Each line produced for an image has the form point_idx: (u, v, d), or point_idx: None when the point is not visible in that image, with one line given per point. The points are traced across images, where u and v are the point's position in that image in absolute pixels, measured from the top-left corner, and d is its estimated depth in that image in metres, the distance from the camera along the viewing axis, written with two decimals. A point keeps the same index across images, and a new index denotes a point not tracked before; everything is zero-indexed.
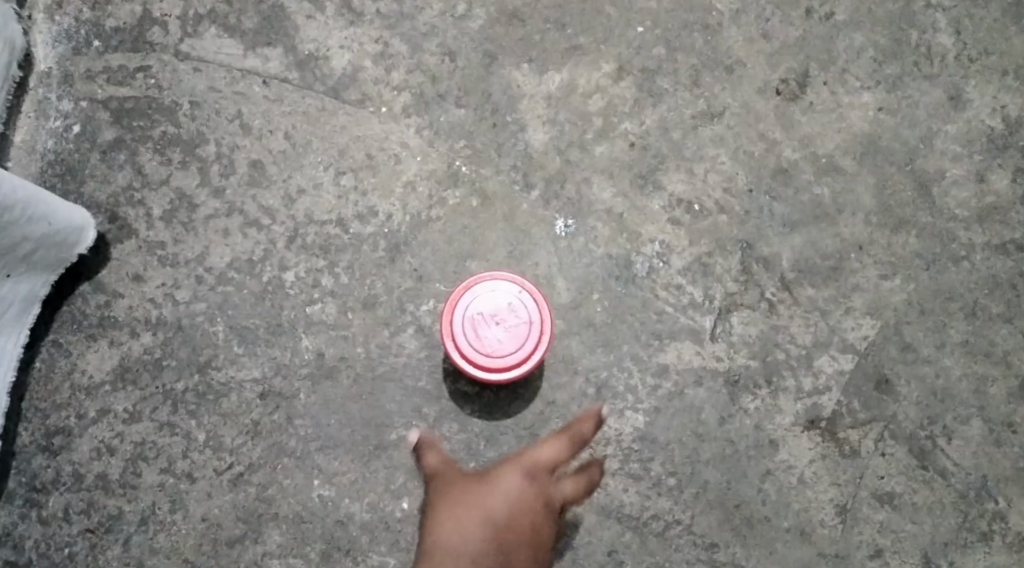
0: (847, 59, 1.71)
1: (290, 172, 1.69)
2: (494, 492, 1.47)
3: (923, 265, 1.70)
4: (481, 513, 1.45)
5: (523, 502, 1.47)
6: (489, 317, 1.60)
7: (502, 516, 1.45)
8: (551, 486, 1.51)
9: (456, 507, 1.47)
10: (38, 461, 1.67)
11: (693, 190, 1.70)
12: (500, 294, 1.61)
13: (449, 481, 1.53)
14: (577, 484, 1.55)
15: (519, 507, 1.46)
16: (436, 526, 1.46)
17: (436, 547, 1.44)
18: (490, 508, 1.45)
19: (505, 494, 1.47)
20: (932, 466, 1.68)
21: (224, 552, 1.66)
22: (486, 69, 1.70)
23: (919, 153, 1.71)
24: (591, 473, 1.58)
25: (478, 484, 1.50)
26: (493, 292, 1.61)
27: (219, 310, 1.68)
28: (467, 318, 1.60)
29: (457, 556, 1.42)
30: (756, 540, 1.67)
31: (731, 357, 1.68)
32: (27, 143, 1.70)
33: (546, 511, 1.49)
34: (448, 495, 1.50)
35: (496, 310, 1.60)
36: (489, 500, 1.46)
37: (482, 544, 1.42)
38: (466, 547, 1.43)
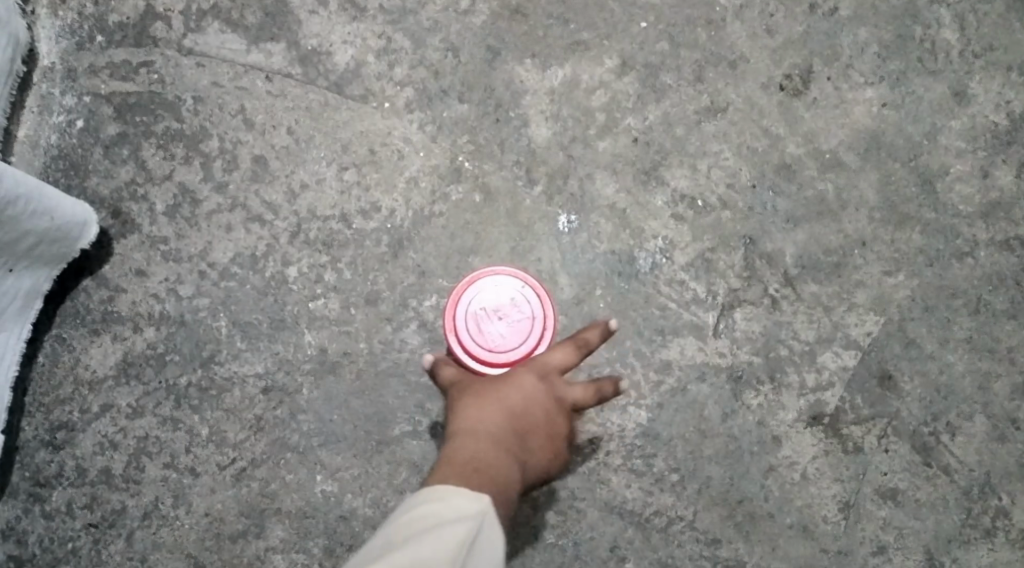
0: (851, 54, 1.71)
1: (293, 167, 1.69)
2: (511, 375, 1.55)
3: (927, 261, 1.69)
4: (496, 398, 1.52)
5: (539, 397, 1.54)
6: (491, 311, 1.61)
7: (524, 389, 1.54)
8: (561, 388, 1.56)
9: (472, 393, 1.53)
10: (41, 455, 1.67)
11: (696, 186, 1.69)
12: (503, 289, 1.62)
13: (467, 382, 1.55)
14: (587, 391, 1.56)
15: (538, 388, 1.54)
16: (460, 415, 1.51)
17: (462, 431, 1.49)
18: (508, 386, 1.53)
19: (525, 383, 1.54)
20: (936, 462, 1.68)
21: (227, 547, 1.66)
22: (489, 64, 1.70)
23: (923, 149, 1.70)
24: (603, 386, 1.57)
25: (496, 380, 1.55)
26: (496, 286, 1.62)
27: (222, 305, 1.68)
28: (469, 311, 1.61)
29: (479, 435, 1.47)
30: (759, 536, 1.67)
31: (734, 353, 1.68)
32: (30, 138, 1.70)
33: (557, 407, 1.55)
34: (468, 396, 1.53)
35: (499, 305, 1.61)
36: (506, 389, 1.53)
37: (502, 422, 1.50)
38: (487, 431, 1.48)
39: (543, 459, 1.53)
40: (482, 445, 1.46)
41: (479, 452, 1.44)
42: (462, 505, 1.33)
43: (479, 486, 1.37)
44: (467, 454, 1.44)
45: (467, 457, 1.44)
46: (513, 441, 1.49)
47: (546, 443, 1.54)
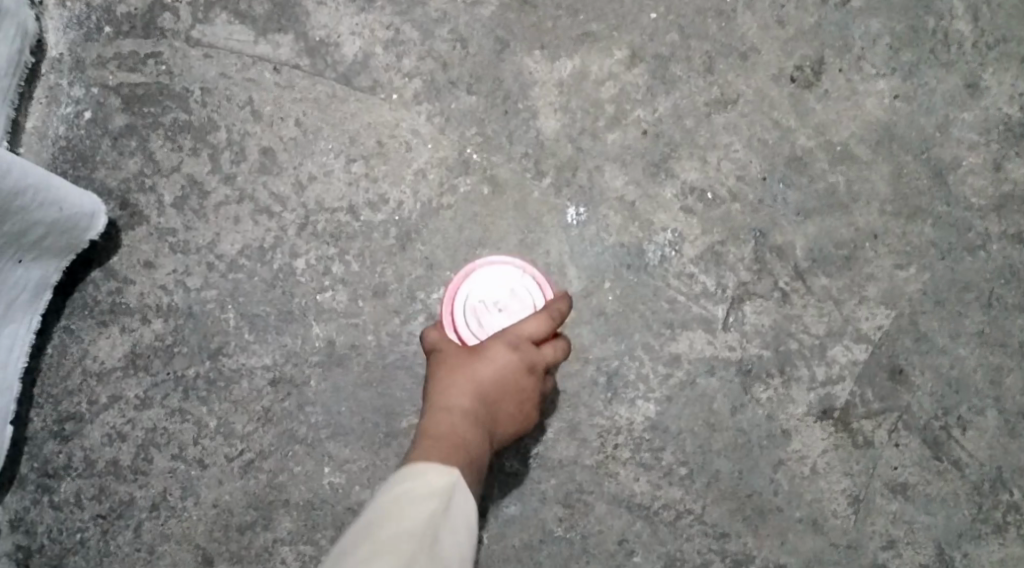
0: (863, 46, 1.69)
1: (301, 159, 1.69)
2: (484, 343, 1.56)
3: (939, 254, 1.68)
4: (465, 372, 1.53)
5: (512, 368, 1.54)
6: (491, 303, 1.65)
7: (494, 363, 1.53)
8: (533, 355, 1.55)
9: (446, 365, 1.55)
10: (50, 446, 1.67)
11: (706, 178, 1.68)
12: (501, 279, 1.65)
13: (444, 351, 1.57)
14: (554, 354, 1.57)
15: (510, 358, 1.54)
16: (434, 389, 1.54)
17: (433, 409, 1.51)
18: (481, 359, 1.54)
19: (499, 352, 1.54)
20: (946, 457, 1.67)
21: (236, 538, 1.66)
22: (498, 55, 1.69)
23: (935, 141, 1.69)
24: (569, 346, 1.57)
25: (470, 349, 1.56)
26: (493, 278, 1.66)
27: (230, 298, 1.68)
28: (466, 305, 1.65)
29: (449, 416, 1.49)
30: (768, 530, 1.66)
31: (743, 347, 1.67)
32: (38, 129, 1.70)
33: (528, 376, 1.55)
34: (444, 368, 1.55)
35: (495, 297, 1.65)
36: (478, 362, 1.54)
37: (472, 399, 1.51)
38: (457, 410, 1.50)
39: (516, 426, 1.54)
40: (452, 425, 1.49)
41: (448, 434, 1.47)
42: (433, 477, 1.40)
43: (449, 462, 1.42)
44: (436, 437, 1.47)
45: (437, 438, 1.47)
46: (482, 416, 1.51)
47: (520, 413, 1.54)
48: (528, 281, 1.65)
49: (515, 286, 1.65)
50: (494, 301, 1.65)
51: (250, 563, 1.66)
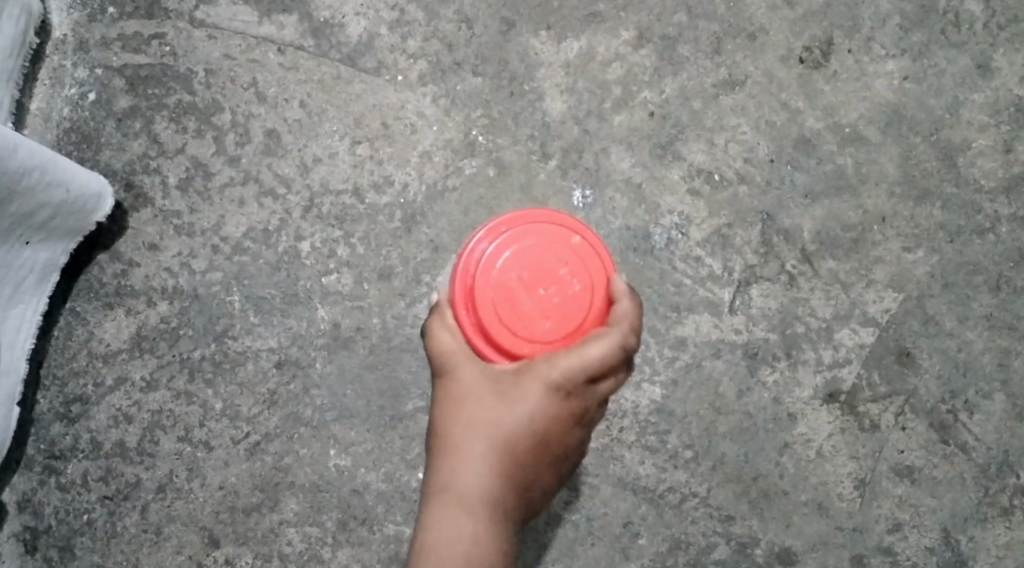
0: (873, 26, 1.68)
1: (306, 141, 1.68)
2: (507, 392, 1.46)
3: (947, 237, 1.67)
4: (486, 430, 1.47)
5: (539, 424, 1.47)
6: (528, 270, 1.44)
7: (521, 420, 1.47)
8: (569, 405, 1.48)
9: (462, 414, 1.48)
10: (56, 428, 1.67)
11: (713, 160, 1.67)
12: (544, 241, 1.45)
13: (459, 391, 1.48)
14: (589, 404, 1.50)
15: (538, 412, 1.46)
16: (449, 443, 1.48)
17: (448, 477, 1.47)
18: (502, 414, 1.47)
19: (525, 408, 1.46)
20: (953, 440, 1.66)
21: (241, 520, 1.66)
22: (503, 36, 1.68)
23: (944, 123, 1.67)
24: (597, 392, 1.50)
25: (491, 400, 1.47)
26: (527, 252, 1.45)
27: (235, 280, 1.68)
28: (490, 271, 1.44)
29: (465, 492, 1.45)
30: (773, 513, 1.66)
31: (750, 330, 1.66)
32: (42, 111, 1.69)
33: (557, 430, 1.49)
34: (461, 417, 1.48)
35: (527, 265, 1.44)
36: (508, 415, 1.47)
37: (494, 469, 1.47)
38: (476, 484, 1.46)
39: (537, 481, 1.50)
40: (465, 496, 1.45)
41: (467, 523, 1.44)
42: None
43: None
44: (455, 528, 1.44)
45: (454, 530, 1.44)
46: (503, 483, 1.47)
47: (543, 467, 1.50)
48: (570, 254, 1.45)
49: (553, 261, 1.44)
50: (527, 280, 1.44)
51: (256, 544, 1.66)
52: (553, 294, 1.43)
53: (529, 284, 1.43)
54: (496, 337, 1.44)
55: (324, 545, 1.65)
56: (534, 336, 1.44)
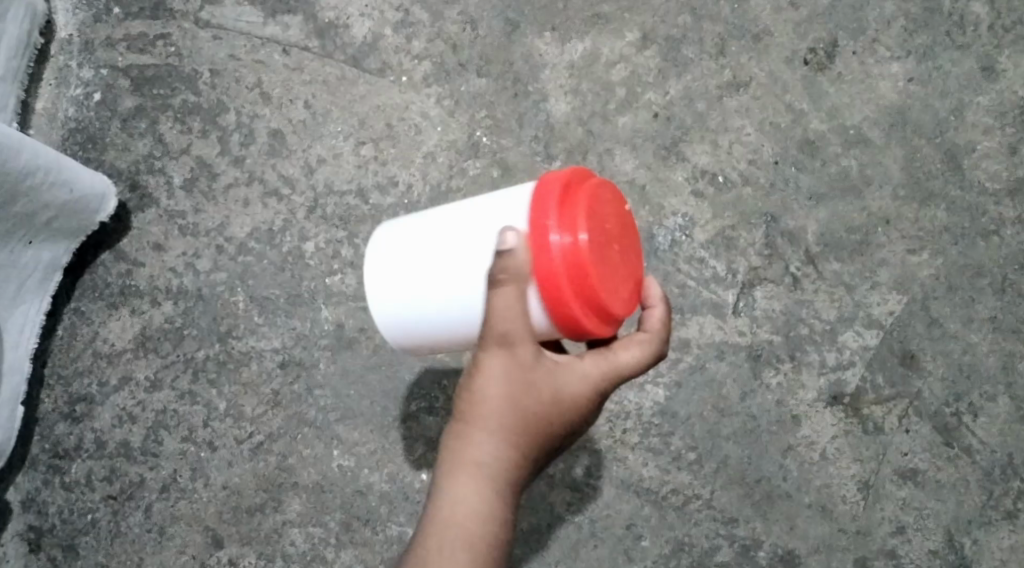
0: (877, 28, 1.68)
1: (310, 141, 1.68)
2: (551, 381, 1.31)
3: (952, 239, 1.66)
4: (533, 415, 1.31)
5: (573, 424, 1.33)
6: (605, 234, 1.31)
7: (571, 416, 1.33)
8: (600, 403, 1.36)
9: (505, 399, 1.30)
10: (61, 427, 1.68)
11: (717, 161, 1.67)
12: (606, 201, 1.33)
13: (514, 365, 1.31)
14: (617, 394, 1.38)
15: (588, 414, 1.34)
16: (490, 420, 1.31)
17: (484, 456, 1.30)
18: (556, 405, 1.32)
19: (579, 406, 1.33)
20: (957, 443, 1.66)
21: (245, 520, 1.66)
22: (508, 37, 1.69)
23: (949, 125, 1.67)
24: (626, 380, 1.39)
25: (546, 388, 1.31)
26: (613, 203, 1.33)
27: (240, 280, 1.68)
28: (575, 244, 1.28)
29: (499, 478, 1.30)
30: (777, 515, 1.65)
31: (754, 332, 1.66)
32: (48, 111, 1.70)
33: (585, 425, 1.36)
34: (511, 395, 1.30)
35: (603, 231, 1.31)
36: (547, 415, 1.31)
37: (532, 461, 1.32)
38: (513, 473, 1.31)
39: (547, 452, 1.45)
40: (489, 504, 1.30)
41: (500, 514, 1.30)
42: None
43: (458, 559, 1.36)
44: (484, 515, 1.29)
45: (482, 517, 1.29)
46: (530, 474, 1.33)
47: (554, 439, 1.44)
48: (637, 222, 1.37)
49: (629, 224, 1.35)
50: (615, 235, 1.32)
51: (260, 545, 1.66)
52: (626, 252, 1.33)
53: (613, 239, 1.32)
54: (587, 294, 1.29)
55: (327, 546, 1.65)
56: (616, 299, 1.32)
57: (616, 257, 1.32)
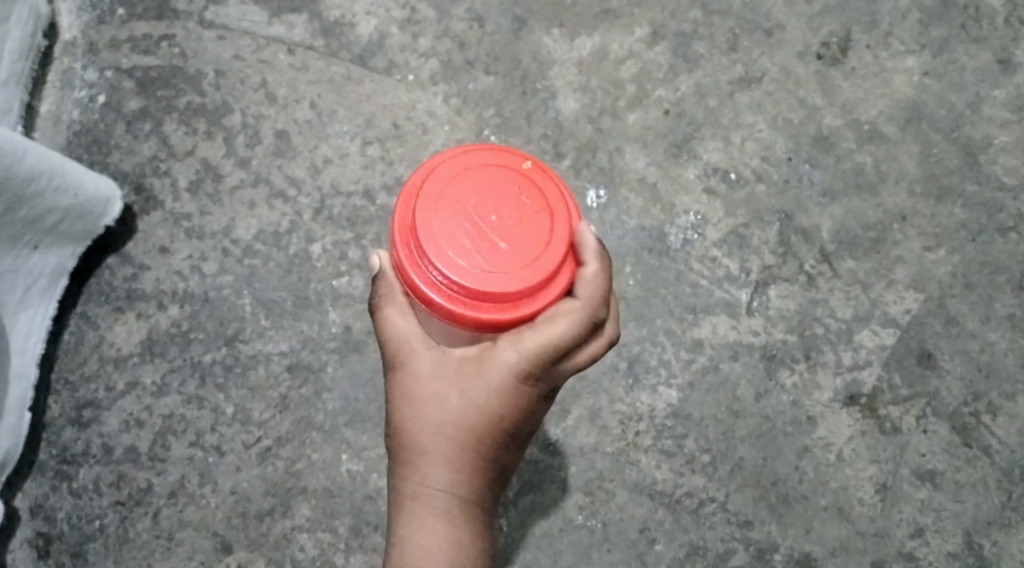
0: (892, 20, 1.68)
1: (316, 142, 1.66)
2: (449, 371, 1.29)
3: (969, 236, 1.65)
4: (436, 412, 1.29)
5: (495, 400, 1.28)
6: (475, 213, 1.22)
7: (486, 397, 1.28)
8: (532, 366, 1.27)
9: (410, 407, 1.29)
10: (68, 433, 1.63)
11: (730, 159, 1.65)
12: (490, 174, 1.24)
13: (412, 382, 1.29)
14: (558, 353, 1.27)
15: (508, 407, 1.28)
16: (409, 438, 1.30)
17: (415, 469, 1.30)
18: (465, 409, 1.28)
19: (498, 404, 1.28)
20: (976, 443, 1.63)
21: (254, 525, 1.62)
22: (516, 34, 1.67)
23: (966, 119, 1.66)
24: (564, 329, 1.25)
25: (452, 398, 1.28)
26: (495, 172, 1.24)
27: (246, 283, 1.65)
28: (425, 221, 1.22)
29: (431, 486, 1.29)
30: (793, 518, 1.61)
31: (768, 332, 1.63)
32: (52, 114, 1.66)
33: (517, 396, 1.28)
34: (411, 411, 1.29)
35: (466, 204, 1.23)
36: (453, 406, 1.28)
37: (462, 473, 1.29)
38: (443, 490, 1.29)
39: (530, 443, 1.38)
40: (428, 516, 1.29)
41: (432, 534, 1.29)
42: None
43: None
44: (426, 530, 1.29)
45: (427, 530, 1.29)
46: (473, 471, 1.30)
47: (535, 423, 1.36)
48: (554, 185, 1.25)
49: (540, 192, 1.24)
50: (474, 207, 1.23)
51: (268, 551, 1.62)
52: (506, 223, 1.22)
53: (477, 215, 1.22)
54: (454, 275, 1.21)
55: (336, 551, 1.62)
56: (481, 280, 1.21)
57: (485, 228, 1.22)
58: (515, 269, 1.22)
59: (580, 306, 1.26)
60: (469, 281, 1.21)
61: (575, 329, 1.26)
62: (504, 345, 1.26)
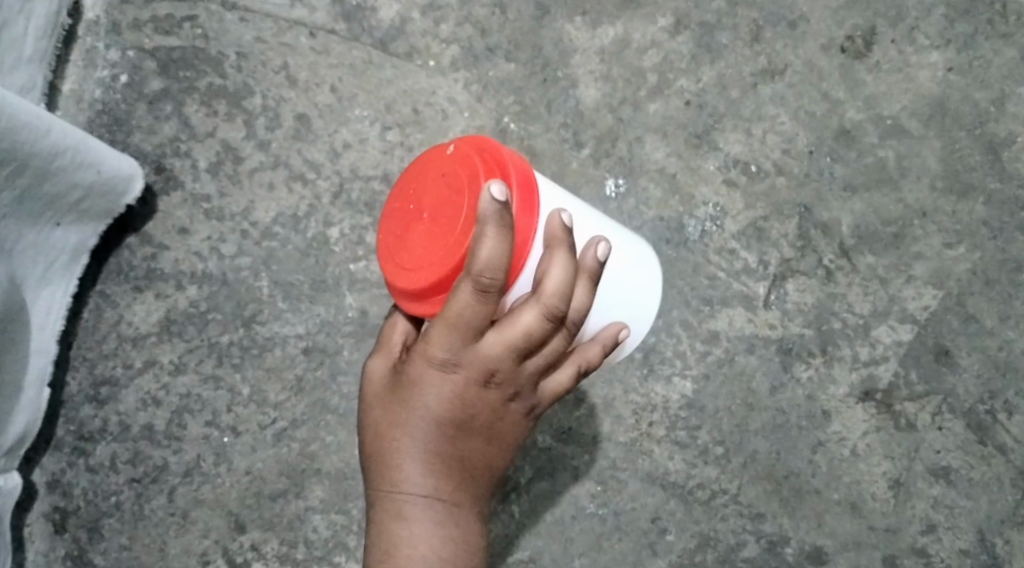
0: (916, 16, 1.65)
1: (336, 126, 1.66)
2: (394, 378, 1.31)
3: (990, 233, 1.63)
4: (381, 416, 1.31)
5: (428, 395, 1.27)
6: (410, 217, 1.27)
7: (416, 394, 1.28)
8: (451, 354, 1.25)
9: (365, 417, 1.33)
10: (85, 410, 1.65)
11: (750, 151, 1.65)
12: (423, 175, 1.28)
13: (365, 392, 1.34)
14: (473, 333, 1.24)
15: (435, 400, 1.27)
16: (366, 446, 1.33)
17: (374, 475, 1.31)
18: (402, 408, 1.29)
19: (422, 400, 1.27)
20: (991, 441, 1.62)
21: (268, 505, 1.63)
22: (538, 22, 1.67)
23: (989, 116, 1.64)
24: (464, 307, 1.23)
25: (389, 399, 1.30)
26: (422, 168, 1.28)
27: (264, 265, 1.66)
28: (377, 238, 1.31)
29: (388, 487, 1.30)
30: (805, 512, 1.61)
31: (785, 325, 1.63)
32: (75, 92, 1.67)
33: (449, 388, 1.26)
34: (365, 421, 1.33)
35: (400, 212, 1.28)
36: (392, 408, 1.30)
37: (408, 473, 1.29)
38: (395, 492, 1.29)
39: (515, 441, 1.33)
40: (394, 519, 1.30)
41: (397, 535, 1.30)
42: None
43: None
44: (392, 532, 1.30)
45: (394, 532, 1.30)
46: (427, 470, 1.29)
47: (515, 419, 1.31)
48: (474, 160, 1.26)
49: (457, 171, 1.26)
50: (407, 208, 1.28)
51: (281, 531, 1.63)
52: (433, 219, 1.26)
53: (410, 214, 1.28)
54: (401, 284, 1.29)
55: (349, 533, 1.62)
56: (413, 278, 1.27)
57: (417, 225, 1.27)
58: (440, 260, 1.25)
59: (466, 276, 1.22)
60: (407, 283, 1.27)
61: (468, 301, 1.22)
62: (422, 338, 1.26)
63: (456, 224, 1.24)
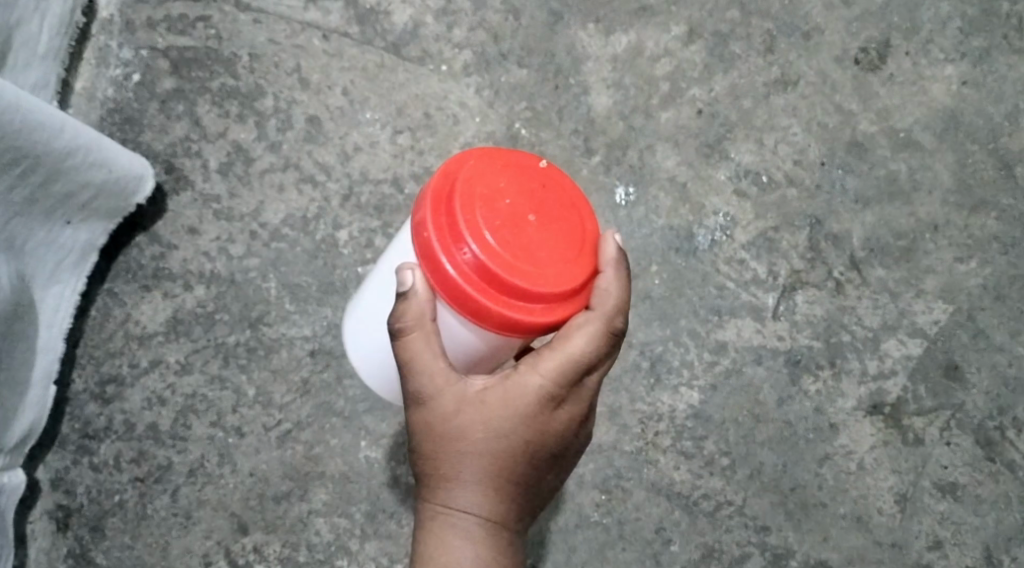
0: (932, 29, 1.66)
1: (347, 129, 1.67)
2: (476, 403, 1.27)
3: (1001, 248, 1.64)
4: (462, 441, 1.27)
5: (526, 426, 1.27)
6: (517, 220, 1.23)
7: (516, 426, 1.27)
8: (560, 386, 1.27)
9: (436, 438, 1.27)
10: (90, 408, 1.63)
11: (762, 161, 1.65)
12: (525, 180, 1.25)
13: (432, 412, 1.27)
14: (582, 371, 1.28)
15: (533, 432, 1.27)
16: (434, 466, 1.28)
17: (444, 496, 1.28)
18: (496, 437, 1.27)
19: (521, 431, 1.27)
20: (999, 458, 1.61)
21: (270, 508, 1.62)
22: (552, 28, 1.67)
23: (1003, 131, 1.65)
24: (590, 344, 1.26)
25: (475, 426, 1.27)
26: (528, 174, 1.25)
27: (272, 267, 1.65)
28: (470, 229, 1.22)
29: (466, 510, 1.28)
30: (811, 525, 1.60)
31: (793, 336, 1.62)
32: (87, 90, 1.67)
33: (547, 420, 1.28)
34: (437, 443, 1.27)
35: (508, 211, 1.23)
36: (479, 435, 1.27)
37: (489, 500, 1.28)
38: (472, 517, 1.28)
39: None
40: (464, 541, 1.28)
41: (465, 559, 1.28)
42: None
43: None
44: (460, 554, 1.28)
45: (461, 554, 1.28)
46: (507, 497, 1.29)
47: None
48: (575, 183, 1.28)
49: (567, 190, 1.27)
50: (518, 208, 1.23)
51: (283, 533, 1.62)
52: (549, 229, 1.24)
53: (518, 213, 1.23)
54: (504, 286, 1.22)
55: (352, 537, 1.62)
56: (530, 282, 1.22)
57: (530, 227, 1.23)
58: (561, 272, 1.24)
59: (597, 316, 1.26)
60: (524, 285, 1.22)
61: (595, 343, 1.26)
62: (526, 369, 1.27)
63: (577, 249, 1.26)
